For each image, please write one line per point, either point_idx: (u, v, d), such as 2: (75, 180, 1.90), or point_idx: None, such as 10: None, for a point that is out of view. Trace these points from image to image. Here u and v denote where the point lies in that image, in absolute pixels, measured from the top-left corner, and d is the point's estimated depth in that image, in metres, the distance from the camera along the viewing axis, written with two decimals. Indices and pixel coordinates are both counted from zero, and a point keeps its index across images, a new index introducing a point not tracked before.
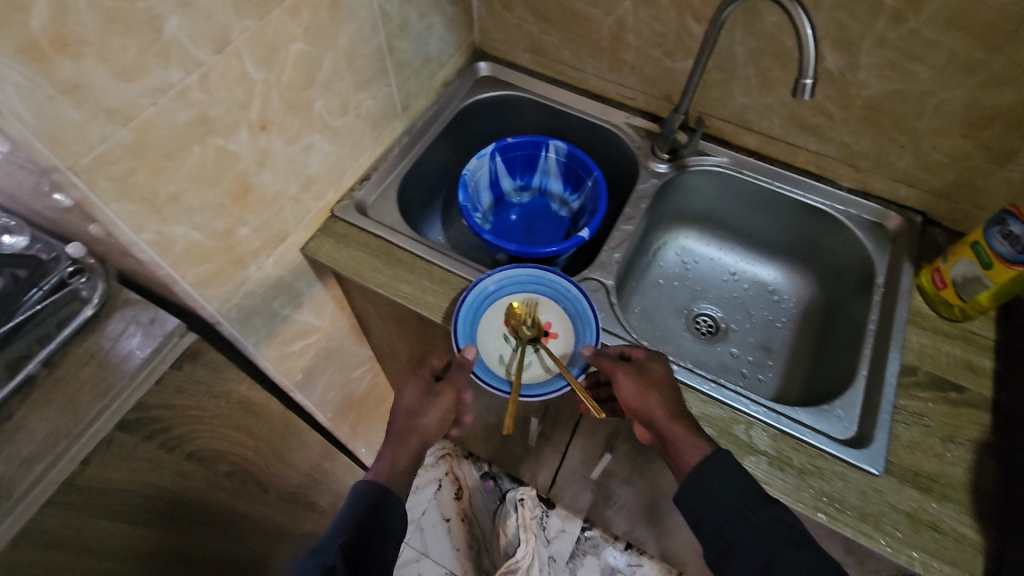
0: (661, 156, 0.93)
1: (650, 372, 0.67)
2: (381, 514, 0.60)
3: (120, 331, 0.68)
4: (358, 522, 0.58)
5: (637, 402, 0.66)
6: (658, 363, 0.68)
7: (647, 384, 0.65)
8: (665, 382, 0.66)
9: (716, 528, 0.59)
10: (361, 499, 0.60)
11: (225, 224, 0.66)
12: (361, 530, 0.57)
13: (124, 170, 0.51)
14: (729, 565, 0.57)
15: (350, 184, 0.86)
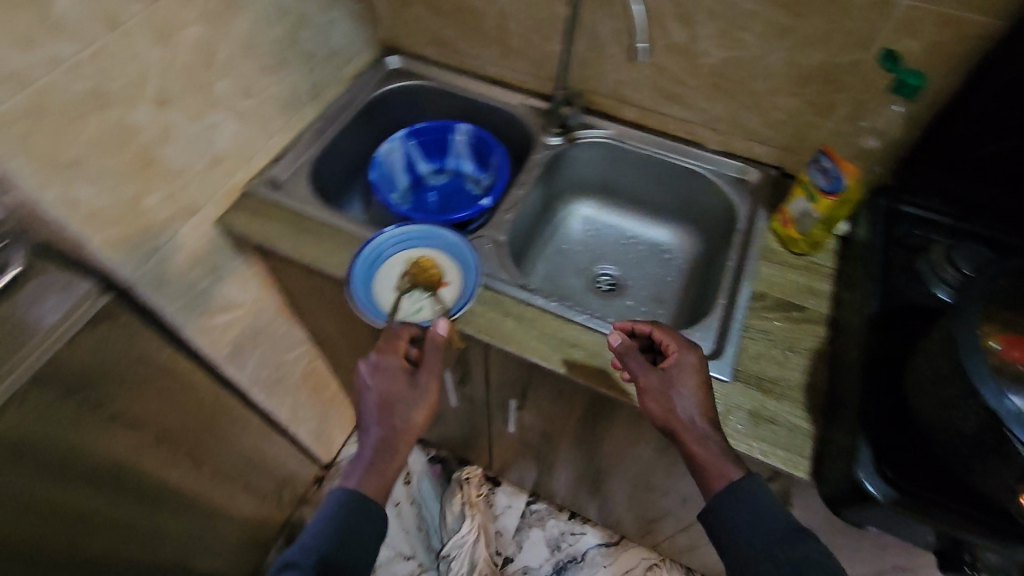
0: (551, 130, 1.03)
1: (678, 374, 0.70)
2: (355, 520, 0.66)
3: (36, 294, 0.73)
4: (333, 536, 0.64)
5: (658, 405, 0.70)
6: (691, 363, 0.71)
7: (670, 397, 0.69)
8: (693, 384, 0.70)
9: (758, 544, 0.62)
10: (343, 512, 0.66)
11: (132, 191, 0.72)
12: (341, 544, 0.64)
13: (23, 131, 0.58)
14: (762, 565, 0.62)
15: (262, 164, 0.94)
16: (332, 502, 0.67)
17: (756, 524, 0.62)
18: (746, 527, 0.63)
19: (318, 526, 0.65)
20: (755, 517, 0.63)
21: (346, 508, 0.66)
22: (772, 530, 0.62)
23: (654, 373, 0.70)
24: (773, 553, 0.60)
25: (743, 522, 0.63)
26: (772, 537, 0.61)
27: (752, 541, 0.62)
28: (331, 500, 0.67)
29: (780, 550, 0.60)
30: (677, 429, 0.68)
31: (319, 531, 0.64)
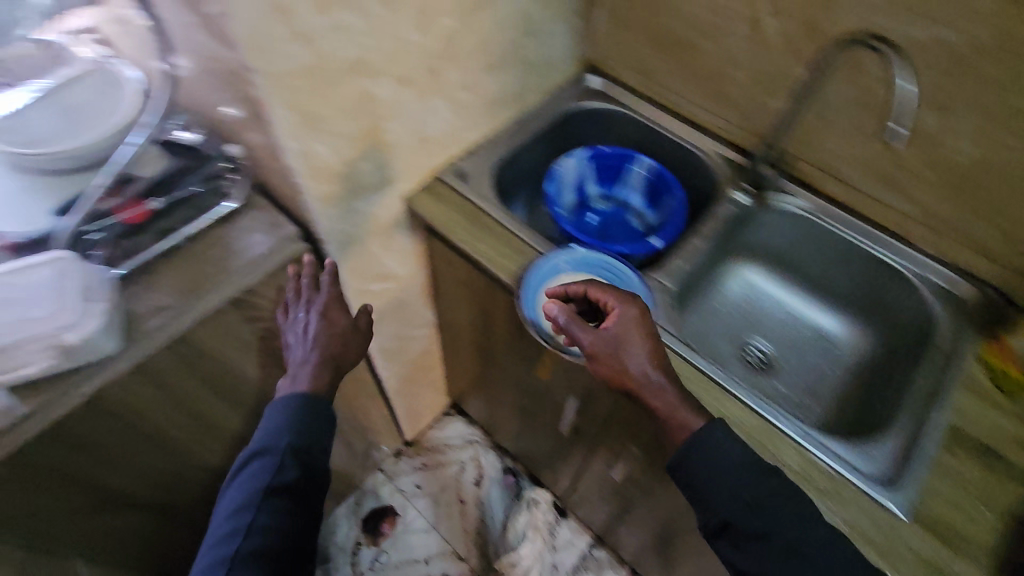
0: (743, 187, 0.98)
1: (622, 328, 0.72)
2: (301, 421, 0.76)
3: (248, 227, 0.79)
4: (270, 432, 0.75)
5: (609, 363, 0.72)
6: (627, 313, 0.73)
7: (615, 349, 0.71)
8: (639, 338, 0.72)
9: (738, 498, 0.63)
10: (293, 412, 0.76)
11: (353, 155, 0.77)
12: (299, 428, 0.76)
13: (295, 85, 0.63)
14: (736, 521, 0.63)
15: (456, 154, 0.97)
16: (281, 408, 0.77)
17: (719, 470, 0.65)
18: (713, 476, 0.65)
19: (276, 423, 0.76)
20: (717, 463, 0.65)
21: (283, 410, 0.76)
22: (745, 475, 0.64)
23: (597, 333, 0.72)
24: (750, 504, 0.63)
25: (708, 476, 0.65)
26: (745, 487, 0.63)
27: (727, 496, 0.64)
28: (278, 408, 0.77)
29: (753, 502, 0.63)
30: (639, 388, 0.70)
31: (273, 428, 0.76)
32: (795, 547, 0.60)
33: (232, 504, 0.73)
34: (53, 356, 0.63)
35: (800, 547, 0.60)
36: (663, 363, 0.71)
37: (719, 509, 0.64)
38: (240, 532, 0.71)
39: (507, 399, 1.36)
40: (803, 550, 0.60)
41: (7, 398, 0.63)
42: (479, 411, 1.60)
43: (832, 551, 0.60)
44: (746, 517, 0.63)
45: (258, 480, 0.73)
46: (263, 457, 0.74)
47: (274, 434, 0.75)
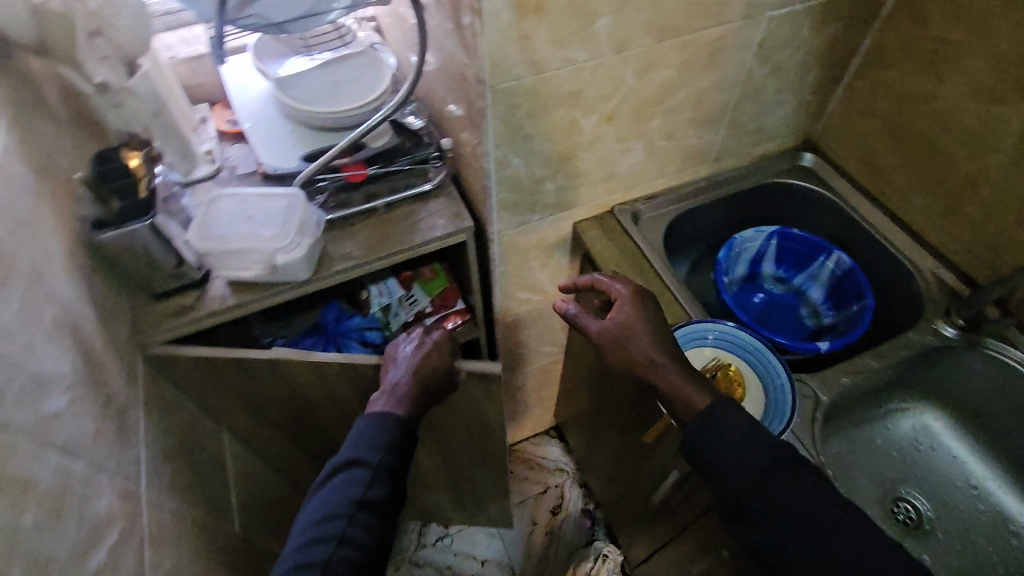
0: (955, 320, 0.84)
1: (627, 316, 0.73)
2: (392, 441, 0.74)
3: (436, 210, 0.89)
4: (377, 440, 0.73)
5: (617, 350, 0.73)
6: (630, 302, 0.74)
7: (626, 342, 0.72)
8: (630, 323, 0.73)
9: (751, 471, 0.61)
10: (384, 424, 0.75)
11: (542, 174, 0.82)
12: (392, 447, 0.74)
13: (514, 103, 0.70)
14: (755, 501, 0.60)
15: (638, 195, 0.97)
16: (374, 427, 0.74)
17: (722, 444, 0.63)
18: (726, 451, 0.63)
19: (366, 435, 0.74)
20: (725, 438, 0.63)
21: (374, 426, 0.74)
22: (752, 447, 0.62)
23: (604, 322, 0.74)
24: (762, 477, 0.60)
25: (713, 450, 0.63)
26: (752, 461, 0.61)
27: (733, 472, 0.62)
28: (367, 425, 0.75)
29: (759, 477, 0.60)
30: (644, 373, 0.70)
31: (362, 440, 0.74)
32: (805, 521, 0.57)
33: (314, 519, 0.69)
34: (262, 268, 0.76)
35: (812, 521, 0.57)
36: (664, 347, 0.70)
37: (726, 485, 0.62)
38: (330, 543, 0.67)
39: (609, 444, 1.33)
40: (816, 525, 0.57)
41: (226, 288, 0.79)
42: (579, 444, 1.58)
43: (851, 525, 0.56)
44: (753, 492, 0.60)
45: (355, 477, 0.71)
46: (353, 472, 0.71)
47: (368, 446, 0.73)
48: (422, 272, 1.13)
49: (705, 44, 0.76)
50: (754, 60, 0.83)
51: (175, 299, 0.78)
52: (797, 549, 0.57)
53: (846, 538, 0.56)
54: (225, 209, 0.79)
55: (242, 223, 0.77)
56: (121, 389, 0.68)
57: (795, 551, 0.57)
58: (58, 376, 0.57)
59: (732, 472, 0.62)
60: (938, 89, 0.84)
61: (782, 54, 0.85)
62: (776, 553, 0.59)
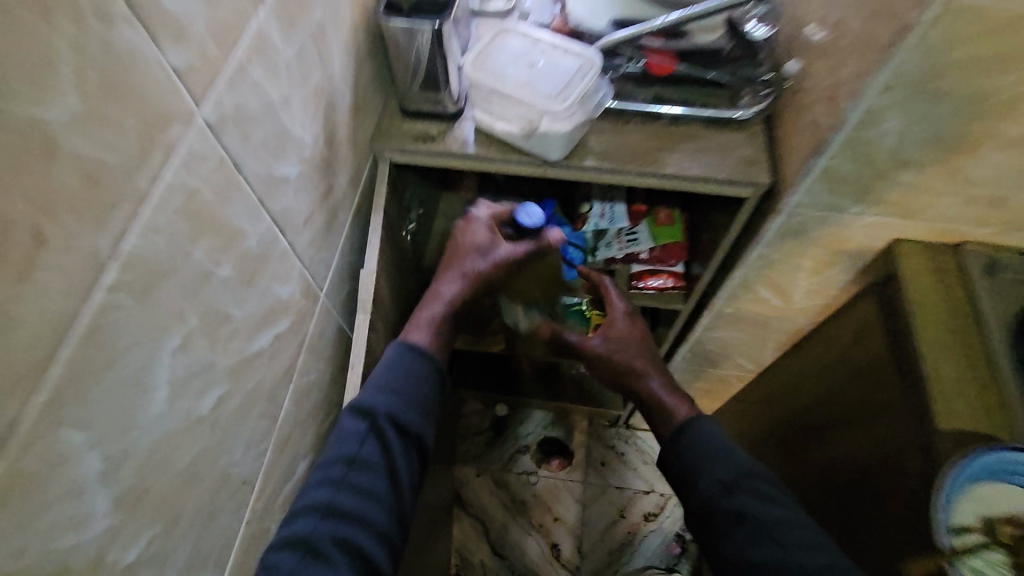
0: None
1: (619, 333, 0.80)
2: (425, 369, 0.62)
3: (728, 148, 0.69)
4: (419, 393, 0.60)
5: (614, 364, 0.80)
6: (621, 320, 0.81)
7: (620, 353, 0.79)
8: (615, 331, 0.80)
9: (715, 479, 0.62)
10: (411, 361, 0.62)
11: (911, 155, 0.57)
12: (417, 402, 0.60)
13: (959, 34, 0.46)
14: (715, 511, 0.60)
15: (1008, 243, 0.67)
16: (407, 356, 0.62)
17: (699, 454, 0.64)
18: (701, 458, 0.64)
19: (386, 381, 0.60)
20: (699, 449, 0.65)
21: (409, 359, 0.62)
22: (725, 461, 0.63)
23: (603, 338, 0.80)
24: (725, 482, 0.61)
25: (692, 460, 0.64)
26: (722, 470, 0.62)
27: (705, 478, 0.62)
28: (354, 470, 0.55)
29: (727, 486, 0.60)
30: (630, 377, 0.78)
31: (394, 376, 0.60)
32: (778, 541, 0.56)
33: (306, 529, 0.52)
34: (520, 127, 0.66)
35: (786, 548, 0.55)
36: (649, 363, 0.78)
37: (696, 489, 0.63)
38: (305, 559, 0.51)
39: None
40: (784, 539, 0.56)
41: (472, 133, 0.71)
42: None
43: (817, 550, 0.55)
44: (720, 498, 0.60)
45: (366, 456, 0.56)
46: (388, 424, 0.57)
47: (389, 389, 0.59)
48: (657, 212, 0.96)
49: None
50: None
51: (425, 122, 0.71)
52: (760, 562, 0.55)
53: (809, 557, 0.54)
54: (511, 46, 0.69)
55: (523, 67, 0.66)
56: (339, 190, 0.64)
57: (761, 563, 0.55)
58: (300, 145, 0.53)
59: (702, 477, 0.62)
60: None
61: None
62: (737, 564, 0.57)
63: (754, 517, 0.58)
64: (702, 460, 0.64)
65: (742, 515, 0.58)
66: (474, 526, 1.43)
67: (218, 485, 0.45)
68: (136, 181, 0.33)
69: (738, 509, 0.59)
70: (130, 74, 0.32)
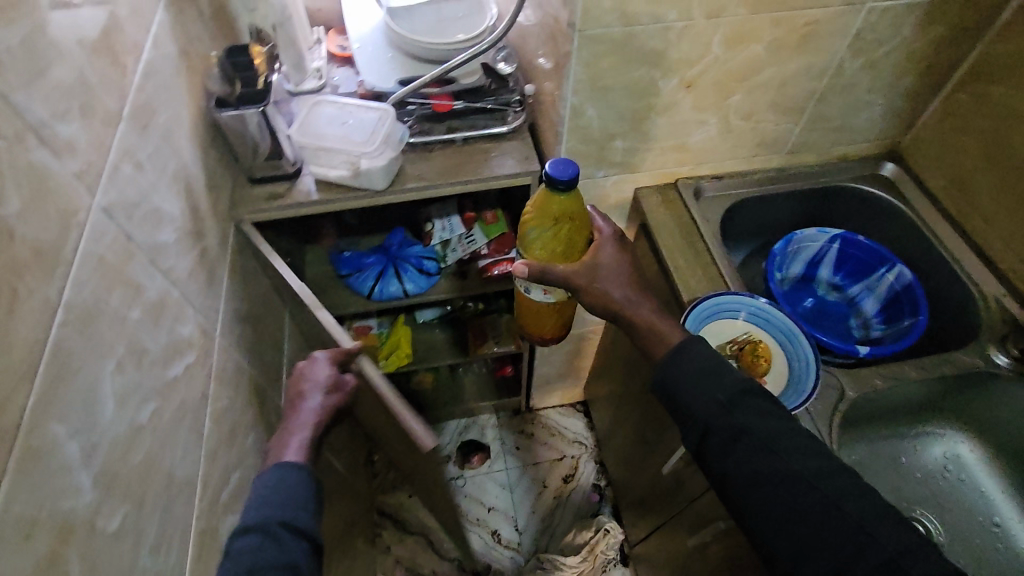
0: (1009, 349, 0.82)
1: (607, 260, 0.76)
2: (296, 483, 0.64)
3: (506, 151, 0.94)
4: (305, 484, 0.65)
5: (590, 288, 0.75)
6: (611, 253, 0.76)
7: (603, 277, 0.75)
8: (604, 253, 0.77)
9: (716, 398, 0.64)
10: (283, 473, 0.64)
11: (614, 130, 0.86)
12: (302, 501, 0.63)
13: (600, 51, 0.74)
14: (714, 430, 0.63)
15: (704, 173, 0.99)
16: (278, 473, 0.64)
17: (693, 376, 0.66)
18: (693, 379, 0.66)
19: (261, 494, 0.62)
20: (695, 369, 0.67)
21: (280, 475, 0.64)
22: (723, 379, 0.65)
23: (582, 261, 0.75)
24: (721, 401, 0.64)
25: (688, 384, 0.66)
26: (720, 390, 0.64)
27: (703, 401, 0.65)
28: (287, 474, 0.64)
29: (727, 404, 0.63)
30: (620, 307, 0.74)
31: (269, 487, 0.63)
32: (773, 449, 0.60)
33: None
34: (348, 170, 0.86)
35: (780, 450, 0.60)
36: (636, 285, 0.76)
37: (697, 415, 0.65)
38: None
39: (629, 419, 1.35)
40: (778, 450, 0.60)
41: (312, 184, 0.89)
42: (602, 419, 1.61)
43: (813, 453, 0.60)
44: (720, 417, 0.63)
45: (283, 529, 0.60)
46: (282, 529, 0.60)
47: (271, 506, 0.61)
48: (484, 215, 1.18)
49: (798, 25, 0.77)
50: (847, 52, 0.83)
51: (271, 184, 0.89)
52: (762, 471, 0.59)
53: (806, 463, 0.58)
54: (325, 114, 0.88)
55: (337, 127, 0.87)
56: (213, 250, 0.79)
57: (759, 474, 0.59)
58: (172, 218, 0.68)
59: (698, 399, 0.65)
60: None
61: (879, 51, 0.84)
62: (738, 476, 0.61)
63: (756, 431, 0.61)
64: (696, 383, 0.66)
65: (740, 429, 0.62)
66: (418, 540, 1.53)
67: (167, 482, 0.58)
68: (61, 250, 0.47)
69: (737, 423, 0.62)
70: (44, 180, 0.47)
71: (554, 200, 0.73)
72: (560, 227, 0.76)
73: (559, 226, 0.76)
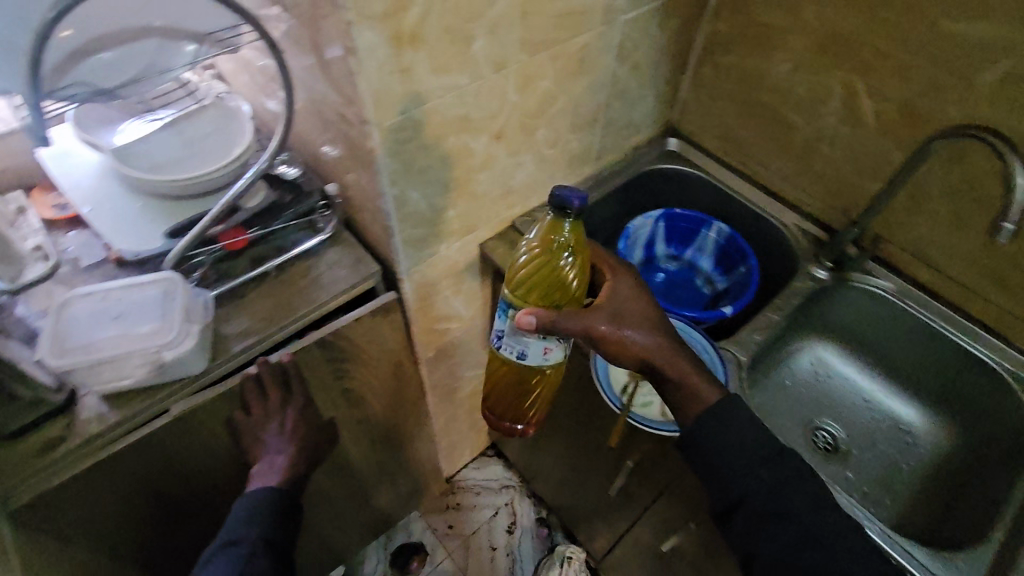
0: (824, 263, 0.96)
1: (628, 304, 0.70)
2: (269, 510, 0.72)
3: (334, 261, 0.82)
4: (272, 509, 0.72)
5: (617, 338, 0.68)
6: (634, 295, 0.71)
7: (629, 323, 0.69)
8: (625, 295, 0.71)
9: (754, 477, 0.65)
10: (261, 498, 0.72)
11: (442, 202, 0.80)
12: (271, 520, 0.71)
13: (404, 136, 0.67)
14: (747, 506, 0.64)
15: (534, 205, 0.98)
16: (252, 501, 0.72)
17: (730, 443, 0.66)
18: (727, 452, 0.66)
19: (241, 515, 0.71)
20: (735, 434, 0.67)
21: (254, 504, 0.72)
22: (763, 455, 0.66)
23: (604, 308, 0.68)
24: (759, 478, 0.64)
25: (729, 452, 0.66)
26: (761, 467, 0.65)
27: (741, 477, 0.65)
28: (252, 499, 0.72)
29: (766, 483, 0.64)
30: (649, 354, 0.69)
31: (244, 513, 0.71)
32: (807, 530, 0.62)
33: None
34: (147, 371, 0.66)
35: (817, 538, 0.62)
36: (662, 330, 0.70)
37: (733, 489, 0.65)
38: None
39: (550, 451, 1.32)
40: (814, 529, 0.62)
41: (101, 403, 0.67)
42: (518, 456, 1.57)
43: (847, 535, 0.63)
44: (759, 494, 0.64)
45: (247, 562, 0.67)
46: (263, 544, 0.69)
47: (245, 525, 0.70)
48: None
49: (572, 52, 0.79)
50: (615, 63, 0.88)
51: (36, 433, 0.64)
52: (793, 548, 0.62)
53: (842, 546, 0.62)
54: (83, 314, 0.67)
55: (109, 325, 0.66)
56: None
57: (789, 552, 0.62)
58: None
59: (735, 474, 0.65)
60: (766, 65, 0.94)
61: (638, 53, 0.91)
62: (768, 551, 0.63)
63: (792, 513, 0.63)
64: (733, 459, 0.66)
65: (775, 511, 0.63)
66: None
67: None
68: None
69: (772, 504, 0.64)
70: None
71: (561, 233, 0.68)
72: (564, 265, 0.70)
73: (568, 267, 0.70)
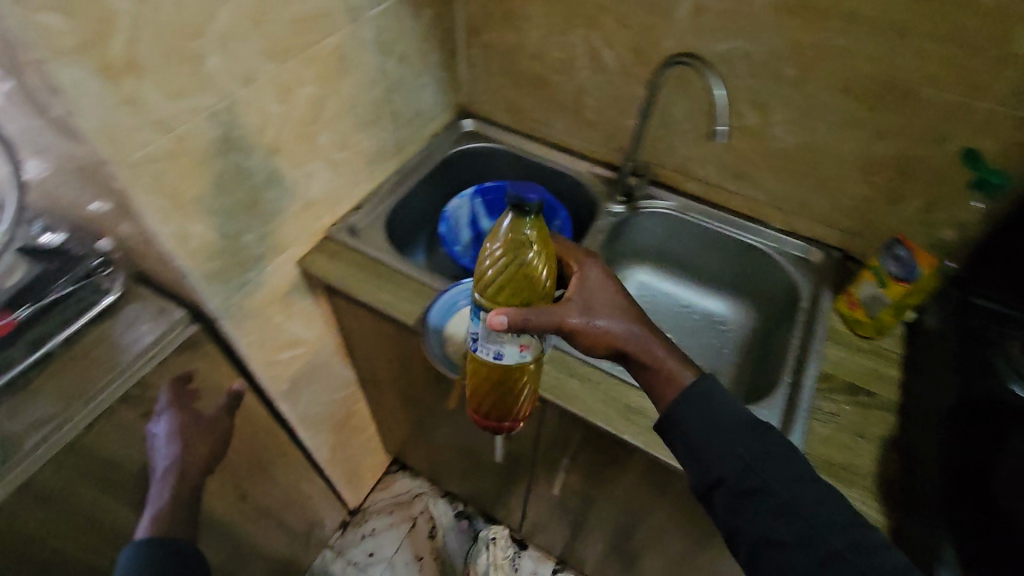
0: (617, 199, 1.07)
1: (594, 291, 0.65)
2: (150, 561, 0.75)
3: (133, 319, 0.77)
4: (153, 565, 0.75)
5: (589, 330, 0.63)
6: (599, 280, 0.66)
7: (599, 310, 0.64)
8: (596, 284, 0.66)
9: (735, 459, 0.58)
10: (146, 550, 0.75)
11: (234, 228, 0.77)
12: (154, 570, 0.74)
13: (160, 169, 0.64)
14: (725, 488, 0.57)
15: (344, 211, 0.98)
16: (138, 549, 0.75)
17: (713, 426, 0.60)
18: (704, 433, 0.59)
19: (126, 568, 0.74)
20: (711, 418, 0.60)
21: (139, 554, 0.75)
22: (746, 435, 0.59)
23: (569, 301, 0.63)
24: (740, 457, 0.57)
25: (708, 432, 0.60)
26: (739, 444, 0.58)
27: (720, 457, 0.58)
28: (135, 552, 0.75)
29: (747, 462, 0.57)
30: (624, 342, 0.64)
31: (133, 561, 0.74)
32: (796, 505, 0.55)
33: None
34: None
35: (800, 510, 0.55)
36: (634, 313, 0.66)
37: (713, 469, 0.58)
38: None
39: (441, 445, 1.33)
40: (804, 500, 0.56)
41: None
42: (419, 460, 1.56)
43: (842, 505, 0.56)
44: (739, 474, 0.57)
45: None
46: None
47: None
48: None
49: (326, 54, 0.80)
50: (379, 58, 0.91)
51: None
52: (775, 525, 0.55)
53: (835, 515, 0.55)
54: None
55: None
56: None
57: (771, 529, 0.55)
58: None
59: (713, 456, 0.58)
60: (520, 35, 1.03)
61: (400, 45, 0.95)
62: (749, 532, 0.56)
63: (777, 489, 0.56)
64: (713, 442, 0.59)
65: (754, 487, 0.57)
66: None
67: None
68: None
69: (755, 483, 0.57)
70: None
71: (524, 230, 0.62)
72: (532, 264, 0.63)
73: (537, 262, 0.63)
